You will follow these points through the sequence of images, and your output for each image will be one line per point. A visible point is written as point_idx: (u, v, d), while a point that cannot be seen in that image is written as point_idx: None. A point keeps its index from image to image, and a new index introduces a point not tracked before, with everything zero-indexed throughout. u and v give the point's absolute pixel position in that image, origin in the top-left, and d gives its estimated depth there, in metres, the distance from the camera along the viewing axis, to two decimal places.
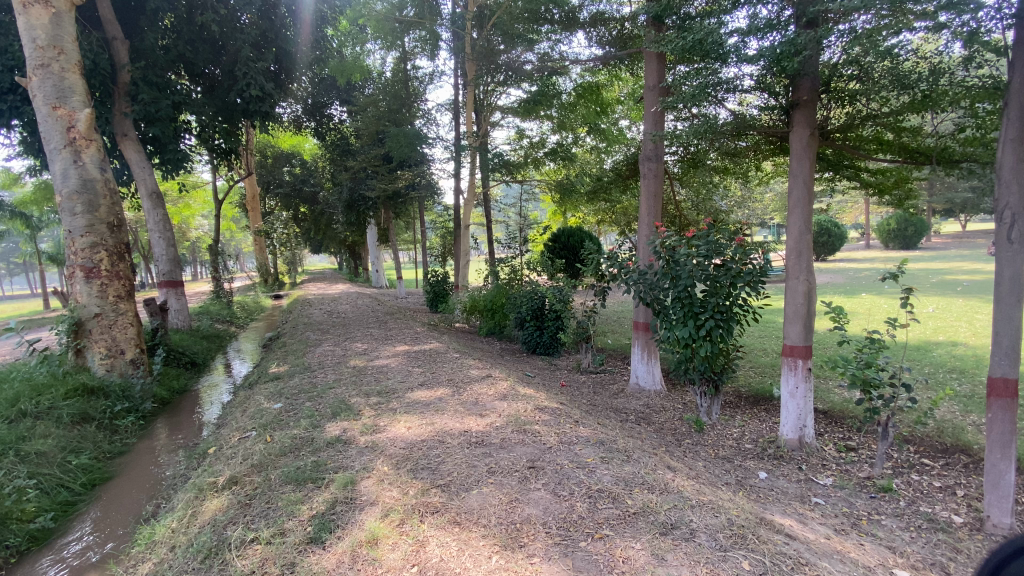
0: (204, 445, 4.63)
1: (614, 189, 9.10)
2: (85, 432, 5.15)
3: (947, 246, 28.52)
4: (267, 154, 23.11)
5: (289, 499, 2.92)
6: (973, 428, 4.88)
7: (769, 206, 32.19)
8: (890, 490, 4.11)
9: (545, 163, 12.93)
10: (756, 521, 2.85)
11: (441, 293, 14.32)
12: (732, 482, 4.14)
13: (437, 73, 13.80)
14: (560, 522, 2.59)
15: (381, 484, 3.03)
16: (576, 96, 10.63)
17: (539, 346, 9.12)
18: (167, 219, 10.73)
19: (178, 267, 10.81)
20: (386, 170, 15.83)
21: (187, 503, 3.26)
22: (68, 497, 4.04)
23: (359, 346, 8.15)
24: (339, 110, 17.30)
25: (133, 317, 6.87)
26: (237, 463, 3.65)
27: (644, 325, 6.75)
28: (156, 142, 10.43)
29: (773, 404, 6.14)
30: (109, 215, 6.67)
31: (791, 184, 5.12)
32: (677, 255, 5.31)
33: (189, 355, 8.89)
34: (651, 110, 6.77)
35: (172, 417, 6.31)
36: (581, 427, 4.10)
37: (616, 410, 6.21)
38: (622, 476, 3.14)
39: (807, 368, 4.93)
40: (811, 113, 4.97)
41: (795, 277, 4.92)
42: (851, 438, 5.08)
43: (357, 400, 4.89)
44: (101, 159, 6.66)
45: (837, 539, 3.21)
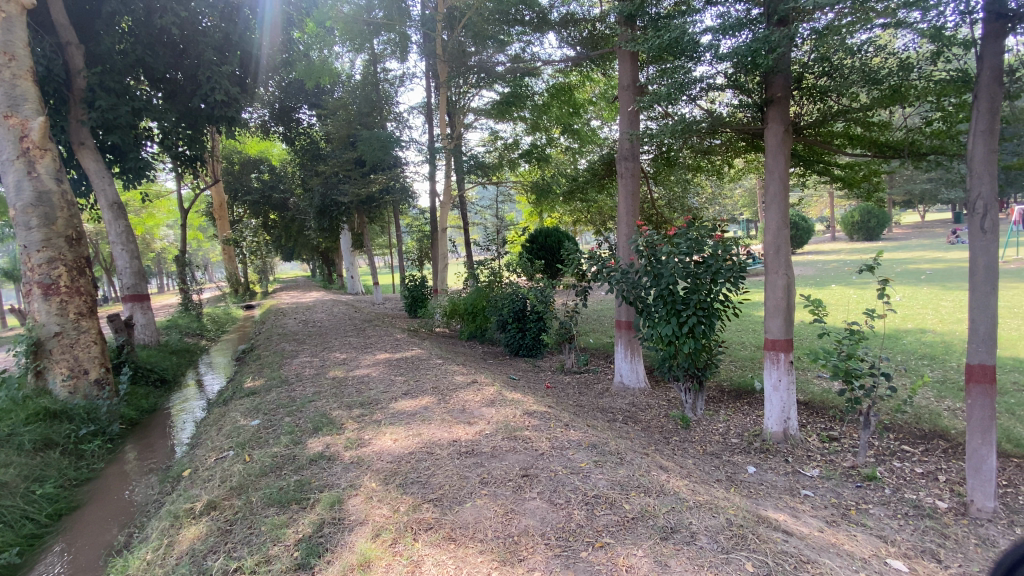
0: (179, 468, 4.39)
1: (590, 189, 9.12)
2: (48, 459, 4.84)
3: (908, 237, 29.63)
4: (233, 161, 22.48)
5: (273, 523, 2.77)
6: (947, 413, 5.04)
7: (739, 202, 32.89)
8: (874, 478, 4.19)
9: (520, 165, 12.91)
10: (753, 518, 2.85)
11: (420, 297, 14.11)
12: (723, 478, 4.15)
13: (407, 76, 13.65)
14: (558, 532, 2.52)
15: (370, 501, 2.91)
16: (549, 97, 10.65)
17: (522, 348, 9.07)
18: (130, 230, 10.28)
19: (143, 281, 10.37)
20: (359, 174, 15.55)
21: (162, 532, 3.06)
22: (33, 529, 3.78)
23: (338, 355, 7.94)
24: (308, 115, 16.92)
25: (96, 334, 6.52)
26: (215, 486, 3.46)
27: (626, 324, 6.76)
28: (116, 150, 9.97)
29: (756, 397, 6.22)
30: (68, 228, 6.30)
31: (768, 180, 5.17)
32: (658, 253, 5.31)
33: (158, 372, 8.51)
34: (626, 110, 6.77)
35: (143, 439, 6.01)
36: (571, 431, 4.04)
37: (603, 410, 6.19)
38: (617, 480, 3.10)
39: (789, 361, 4.99)
40: (785, 109, 5.03)
41: (774, 271, 4.98)
42: (833, 428, 5.17)
43: (339, 413, 4.73)
44: (56, 170, 6.30)
45: (830, 531, 3.23)
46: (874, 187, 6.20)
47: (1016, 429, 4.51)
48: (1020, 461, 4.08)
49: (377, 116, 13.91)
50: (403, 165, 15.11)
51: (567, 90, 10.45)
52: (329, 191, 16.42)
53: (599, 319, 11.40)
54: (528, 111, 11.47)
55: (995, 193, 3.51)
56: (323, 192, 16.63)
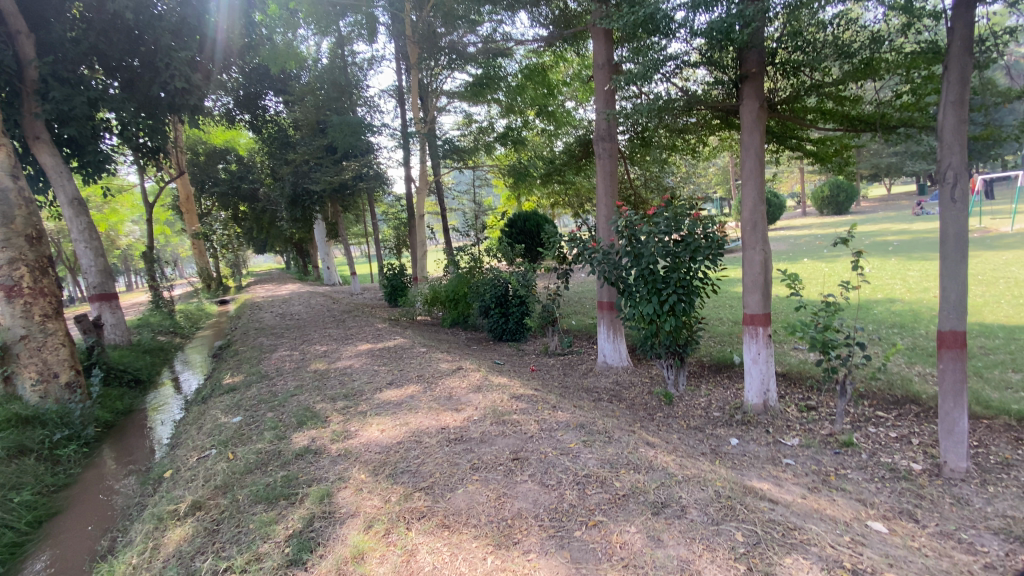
0: (160, 469, 4.27)
1: (568, 171, 9.06)
2: (23, 466, 4.66)
3: (875, 209, 30.48)
4: (199, 152, 21.73)
5: (262, 521, 2.72)
6: (917, 378, 5.25)
7: (712, 179, 33.24)
8: (851, 444, 4.34)
9: (496, 148, 12.77)
10: (740, 489, 2.92)
11: (400, 286, 13.90)
12: (708, 451, 4.24)
13: (377, 59, 13.34)
14: (552, 513, 2.54)
15: (360, 493, 2.88)
16: (523, 79, 10.52)
17: (505, 333, 9.06)
18: (93, 227, 9.85)
19: (110, 279, 10.00)
20: (331, 162, 15.16)
21: (146, 536, 2.97)
22: (13, 538, 3.64)
23: (319, 348, 7.80)
24: (275, 102, 16.34)
25: (65, 336, 6.26)
26: (199, 486, 3.37)
27: (608, 304, 6.81)
28: (73, 143, 9.48)
29: (736, 371, 6.36)
30: (27, 226, 5.98)
31: (744, 157, 5.20)
32: (639, 233, 5.32)
33: (132, 373, 8.24)
34: (602, 89, 6.70)
35: (121, 441, 5.83)
36: (559, 413, 4.07)
37: (588, 390, 6.25)
38: (606, 458, 3.13)
39: (768, 335, 5.09)
40: (759, 85, 5.05)
41: (752, 247, 5.05)
42: (810, 398, 5.33)
43: (324, 406, 4.66)
44: (10, 166, 5.97)
45: (812, 497, 3.34)
46: (845, 161, 6.31)
47: (981, 391, 4.72)
48: (987, 422, 4.28)
49: (346, 102, 13.55)
50: (376, 152, 14.80)
51: (541, 71, 10.30)
52: (300, 180, 15.98)
53: (581, 301, 11.44)
54: (502, 93, 11.32)
55: (965, 163, 3.60)
56: (294, 181, 16.15)
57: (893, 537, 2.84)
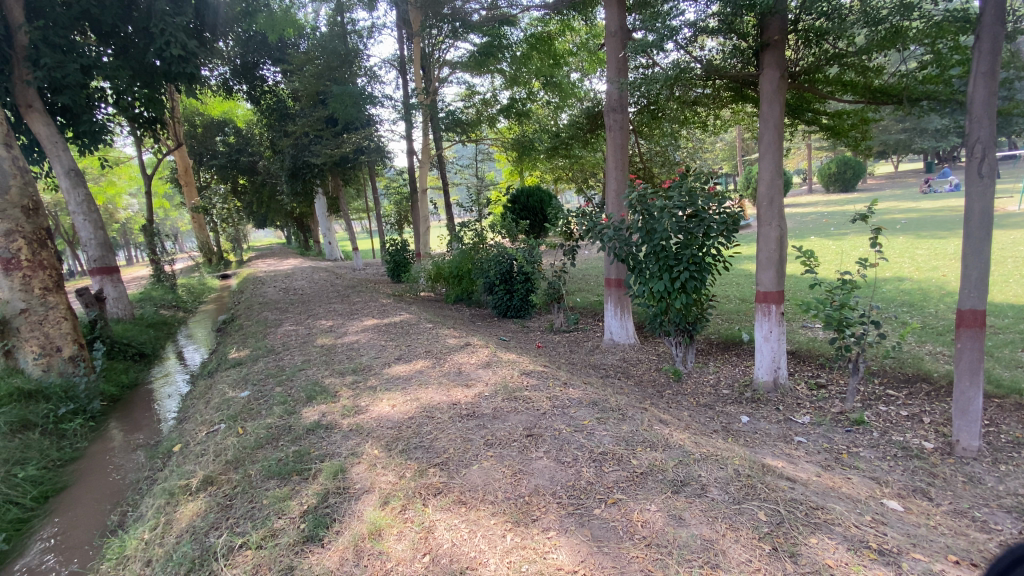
0: (169, 444, 4.26)
1: (575, 145, 8.80)
2: (28, 441, 4.65)
3: (883, 187, 30.00)
4: (196, 123, 21.31)
5: (275, 497, 2.69)
6: (928, 357, 5.20)
7: (718, 155, 32.67)
8: (862, 422, 4.31)
9: (499, 121, 12.47)
10: (757, 467, 2.89)
11: (403, 261, 13.73)
12: (719, 429, 4.21)
13: (377, 27, 12.96)
14: (569, 490, 2.51)
15: (374, 469, 2.85)
16: (529, 48, 10.21)
17: (510, 310, 8.99)
18: (91, 199, 9.69)
19: (110, 252, 9.88)
20: (331, 134, 14.86)
21: (158, 510, 2.96)
22: (20, 514, 3.64)
23: (324, 323, 7.76)
24: (271, 71, 15.83)
25: (66, 310, 6.18)
26: (209, 461, 3.35)
27: (616, 281, 6.72)
28: (68, 113, 9.26)
29: (744, 348, 6.32)
30: (23, 197, 5.86)
31: (762, 129, 5.03)
32: (651, 208, 5.18)
33: (136, 347, 8.22)
34: (616, 57, 6.45)
35: (128, 415, 5.83)
36: (570, 389, 4.03)
37: (595, 367, 6.22)
38: (621, 436, 3.09)
39: (781, 313, 5.02)
40: (781, 53, 4.85)
41: (767, 224, 4.93)
42: (820, 375, 5.30)
43: (332, 381, 4.63)
44: (4, 135, 5.82)
45: (827, 475, 3.32)
46: (861, 136, 6.10)
47: (995, 370, 4.67)
48: (1001, 401, 4.24)
49: (346, 71, 13.18)
50: (377, 125, 14.48)
51: (546, 41, 9.85)
52: (300, 154, 15.68)
53: (586, 278, 11.34)
54: (506, 63, 10.99)
55: (994, 137, 3.44)
56: (294, 154, 15.85)
57: (910, 516, 2.82)
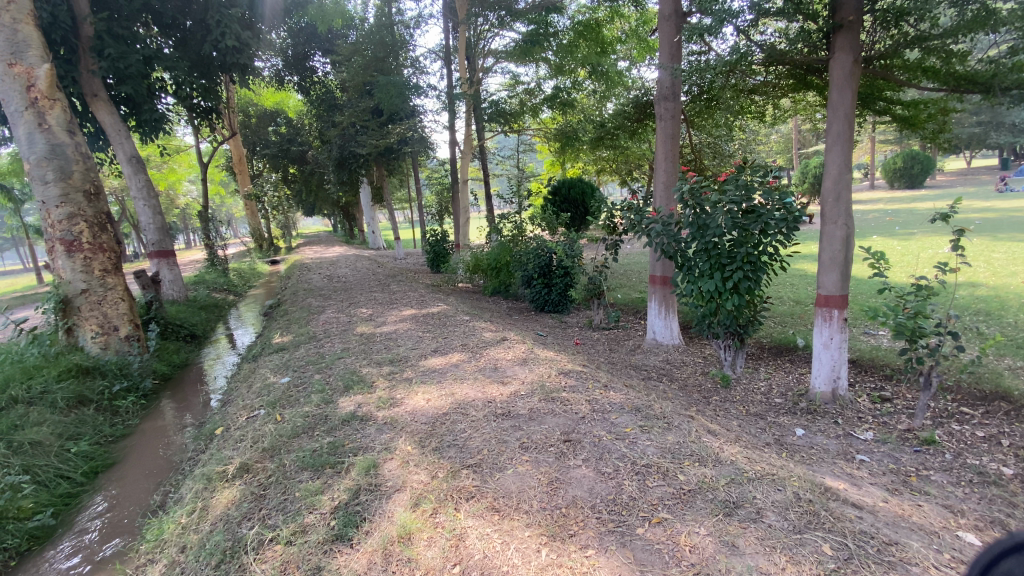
0: (212, 425, 4.37)
1: (621, 135, 8.39)
2: (82, 417, 4.89)
3: (954, 183, 27.77)
4: (250, 114, 22.19)
5: (307, 490, 2.66)
6: (1009, 372, 4.67)
7: (773, 148, 31.16)
8: (933, 442, 3.91)
9: (542, 112, 12.21)
10: (817, 490, 2.62)
11: (442, 252, 13.72)
12: (771, 442, 3.93)
13: (424, 17, 12.98)
14: (610, 504, 2.34)
15: (407, 466, 2.78)
16: (575, 36, 10.33)
17: (548, 304, 8.79)
18: (150, 184, 10.13)
19: (167, 237, 10.31)
20: (377, 125, 14.98)
21: (196, 495, 3.00)
22: (69, 488, 3.81)
23: (364, 311, 7.83)
24: (322, 63, 16.68)
25: (123, 291, 6.46)
26: (247, 448, 3.37)
27: (661, 278, 6.45)
28: (130, 102, 9.71)
29: (799, 355, 5.91)
30: (85, 182, 6.14)
31: (830, 119, 4.62)
32: (705, 203, 4.87)
33: (188, 328, 8.56)
34: (670, 41, 6.09)
35: (178, 394, 6.07)
36: (611, 392, 3.82)
37: (636, 368, 5.99)
38: (666, 447, 2.89)
39: (844, 318, 4.63)
40: (855, 35, 4.42)
41: (832, 222, 4.55)
42: (884, 388, 4.87)
43: (369, 371, 4.62)
44: (68, 122, 6.11)
45: (894, 501, 3.00)
46: (940, 127, 5.48)
47: None
48: None
49: (391, 62, 13.27)
50: (421, 115, 14.49)
51: (593, 27, 10.12)
52: (347, 143, 15.87)
53: (628, 274, 11.00)
54: (552, 52, 10.81)
55: None
56: (341, 144, 15.78)
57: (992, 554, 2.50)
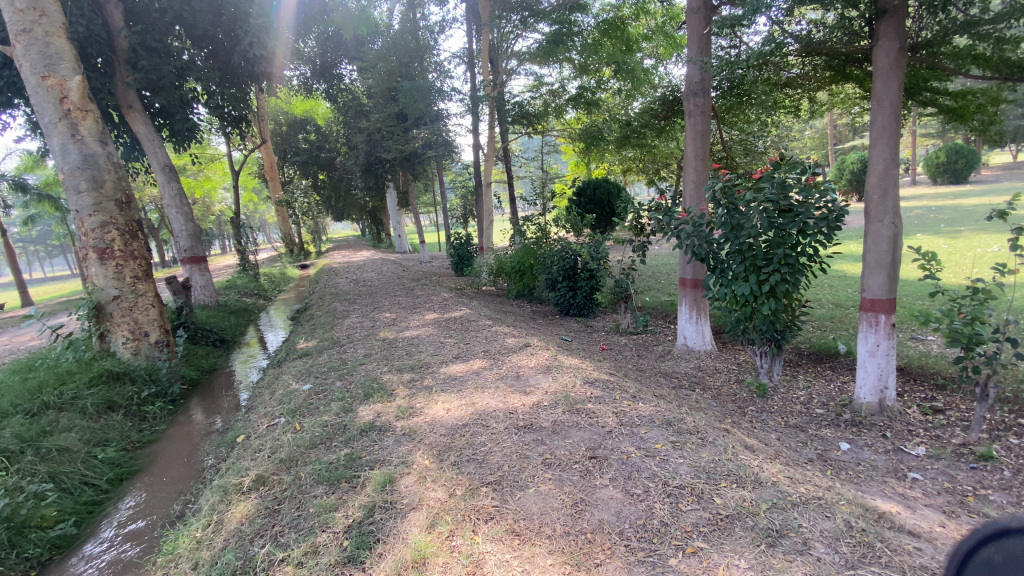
0: (233, 434, 4.35)
1: (648, 133, 8.11)
2: (111, 422, 4.97)
3: (1004, 178, 26.20)
4: (281, 122, 22.78)
5: (321, 506, 2.57)
6: None
7: (806, 144, 30.09)
8: (994, 459, 3.55)
9: (567, 112, 12.04)
10: (868, 516, 2.37)
11: (466, 255, 13.67)
12: (814, 458, 3.67)
13: (448, 21, 12.99)
14: (639, 531, 2.17)
15: (424, 482, 2.66)
16: (599, 35, 10.09)
17: (573, 308, 8.60)
18: (183, 192, 10.37)
19: (199, 243, 10.54)
20: (401, 130, 15.07)
21: (213, 507, 2.95)
22: (93, 496, 3.85)
23: (387, 316, 7.80)
24: (349, 70, 16.94)
25: (154, 297, 6.59)
26: (264, 459, 3.32)
27: (691, 281, 6.20)
28: (163, 112, 9.98)
29: (840, 361, 5.57)
30: (116, 191, 6.29)
31: (875, 110, 4.30)
32: (738, 202, 4.61)
33: (217, 333, 8.71)
34: (699, 34, 5.84)
35: (204, 399, 6.14)
36: (639, 404, 3.61)
37: (666, 375, 5.76)
38: (700, 466, 2.68)
39: (891, 323, 4.30)
40: (901, 21, 4.10)
41: (878, 220, 4.23)
42: (937, 398, 4.51)
43: (390, 378, 4.53)
44: (100, 133, 6.27)
45: (956, 526, 2.70)
46: (991, 119, 5.02)
47: None
48: None
49: (417, 66, 13.29)
50: (444, 119, 14.48)
51: (618, 26, 9.97)
52: (373, 149, 15.99)
53: (656, 276, 10.69)
54: (576, 52, 10.68)
55: None
56: (367, 150, 16.05)
57: None
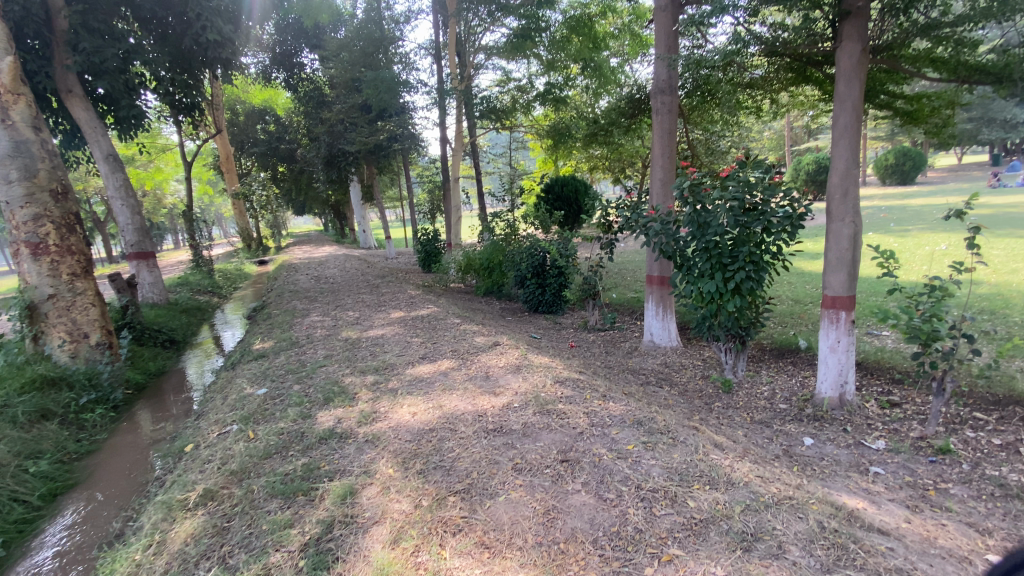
0: (182, 442, 4.06)
1: (615, 131, 8.08)
2: (45, 432, 4.57)
3: (945, 180, 27.73)
4: (238, 111, 21.79)
5: (275, 522, 2.39)
6: (1021, 374, 4.40)
7: (766, 145, 31.00)
8: (947, 451, 3.67)
9: (534, 109, 11.95)
10: (839, 515, 2.38)
11: (433, 252, 13.43)
12: (780, 454, 3.72)
13: (414, 12, 12.66)
14: (613, 539, 2.09)
15: (387, 494, 2.51)
16: (567, 31, 10.10)
17: (541, 305, 8.53)
18: (129, 184, 9.73)
19: (146, 237, 9.94)
20: (366, 122, 14.61)
21: (155, 526, 2.70)
22: (23, 513, 3.51)
23: (351, 314, 7.53)
24: (310, 59, 16.37)
25: (94, 296, 6.12)
26: (213, 471, 3.09)
27: (658, 278, 6.23)
28: (108, 98, 9.31)
29: (801, 357, 5.71)
30: (52, 181, 5.79)
31: (837, 111, 4.38)
32: (705, 200, 4.62)
33: (166, 334, 8.20)
34: (666, 32, 5.85)
35: (152, 404, 5.76)
36: (611, 403, 3.56)
37: (634, 371, 5.76)
38: (673, 467, 2.64)
39: (851, 320, 4.40)
40: (863, 23, 4.17)
41: (839, 219, 4.32)
42: (892, 392, 4.66)
43: (352, 380, 4.33)
44: (35, 119, 5.76)
45: (917, 520, 2.76)
46: (944, 122, 5.19)
47: None
48: None
49: (381, 57, 12.88)
50: (411, 112, 14.14)
51: (586, 23, 9.98)
52: (335, 141, 15.47)
53: (623, 273, 10.76)
54: (544, 48, 10.61)
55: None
56: (330, 142, 15.55)
57: None
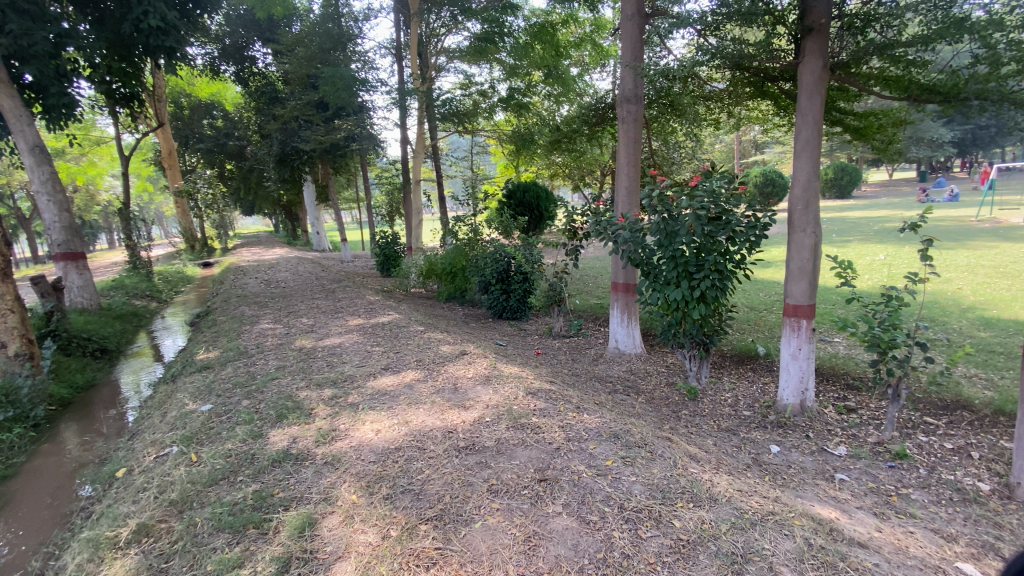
0: (112, 467, 3.63)
1: (579, 138, 8.03)
2: None
3: (878, 195, 29.74)
4: (182, 104, 20.54)
5: (222, 561, 2.12)
6: (964, 379, 4.63)
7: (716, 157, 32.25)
8: (905, 456, 3.79)
9: (496, 114, 11.81)
10: (821, 530, 2.35)
11: (393, 255, 13.05)
12: (750, 463, 3.72)
13: (374, 10, 12.30)
14: (600, 567, 1.97)
15: (352, 523, 2.28)
16: (529, 37, 9.91)
17: (505, 311, 8.38)
18: (57, 178, 8.88)
19: (76, 237, 9.11)
20: (322, 120, 14.03)
21: (78, 568, 2.35)
22: None
23: (305, 321, 7.11)
24: (262, 53, 15.63)
25: (12, 301, 5.51)
26: (149, 502, 2.74)
27: (624, 285, 6.22)
28: (35, 85, 8.49)
29: (760, 363, 5.84)
30: None
31: (799, 125, 4.48)
32: (672, 208, 4.62)
33: (97, 343, 7.48)
34: (632, 43, 5.88)
35: (79, 422, 5.18)
36: (585, 416, 3.45)
37: (600, 379, 5.71)
38: (654, 484, 2.55)
39: (811, 328, 4.51)
40: (823, 40, 4.29)
41: (801, 230, 4.40)
42: (848, 398, 4.81)
43: (308, 395, 4.02)
44: None
45: (888, 529, 2.79)
46: (890, 139, 5.45)
47: None
48: None
49: (339, 54, 12.40)
50: (369, 112, 13.69)
51: (549, 30, 9.88)
52: (289, 139, 14.80)
53: (585, 279, 10.79)
54: (506, 53, 10.38)
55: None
56: (283, 139, 14.83)
57: None
